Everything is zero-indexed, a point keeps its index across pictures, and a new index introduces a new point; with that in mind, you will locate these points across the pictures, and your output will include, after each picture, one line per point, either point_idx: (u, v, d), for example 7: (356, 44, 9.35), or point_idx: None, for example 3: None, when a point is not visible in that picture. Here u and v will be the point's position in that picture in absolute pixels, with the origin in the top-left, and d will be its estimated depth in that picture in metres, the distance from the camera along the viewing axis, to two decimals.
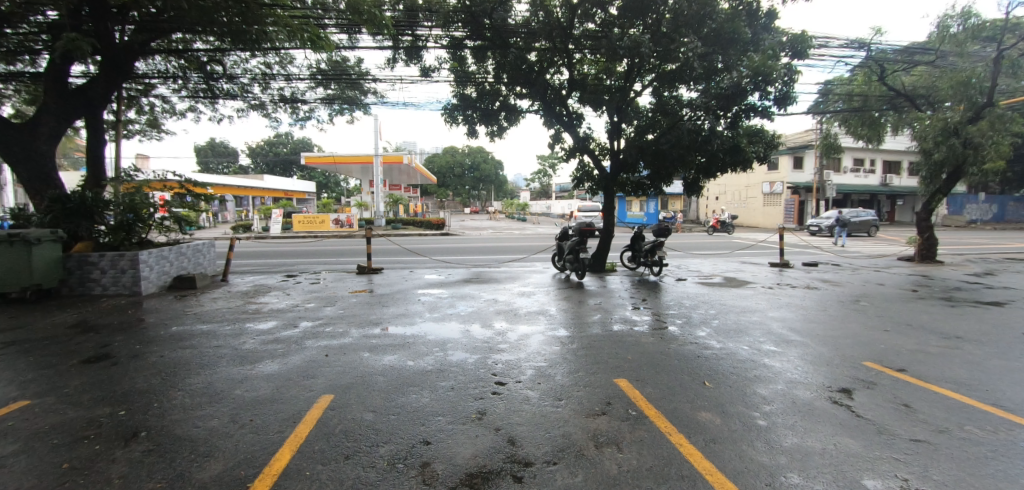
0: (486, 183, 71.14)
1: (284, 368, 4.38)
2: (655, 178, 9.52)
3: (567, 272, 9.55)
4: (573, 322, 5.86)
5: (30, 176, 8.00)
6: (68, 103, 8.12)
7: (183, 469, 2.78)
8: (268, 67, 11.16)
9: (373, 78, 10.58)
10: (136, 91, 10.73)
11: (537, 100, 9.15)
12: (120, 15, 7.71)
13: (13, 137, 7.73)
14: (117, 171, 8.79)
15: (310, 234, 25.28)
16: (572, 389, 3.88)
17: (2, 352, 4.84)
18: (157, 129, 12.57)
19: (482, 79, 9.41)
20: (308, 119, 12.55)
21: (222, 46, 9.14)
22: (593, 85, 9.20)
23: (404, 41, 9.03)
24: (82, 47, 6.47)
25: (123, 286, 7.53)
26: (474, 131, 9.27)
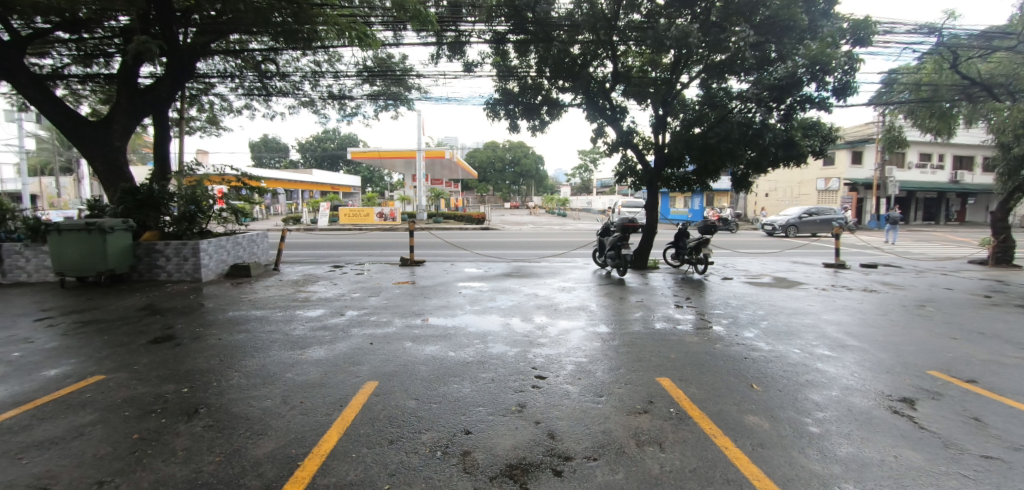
0: (524, 179, 70.99)
1: (332, 354, 4.54)
2: (701, 174, 9.25)
3: (608, 268, 9.41)
4: (613, 318, 5.76)
5: (104, 170, 8.66)
6: (139, 101, 8.73)
7: (239, 444, 2.94)
8: (318, 66, 11.59)
9: (417, 74, 10.75)
10: (197, 89, 11.42)
11: (580, 93, 9.00)
12: (184, 17, 8.19)
13: (90, 133, 8.39)
14: (181, 166, 9.39)
15: (356, 226, 26.13)
16: (613, 386, 3.82)
17: (82, 330, 5.29)
18: (215, 126, 13.32)
19: (524, 73, 9.32)
20: (354, 115, 12.97)
21: (275, 45, 9.55)
22: (638, 78, 8.94)
23: (448, 37, 9.15)
24: (151, 48, 6.95)
25: (186, 273, 8.04)
26: (516, 125, 9.24)
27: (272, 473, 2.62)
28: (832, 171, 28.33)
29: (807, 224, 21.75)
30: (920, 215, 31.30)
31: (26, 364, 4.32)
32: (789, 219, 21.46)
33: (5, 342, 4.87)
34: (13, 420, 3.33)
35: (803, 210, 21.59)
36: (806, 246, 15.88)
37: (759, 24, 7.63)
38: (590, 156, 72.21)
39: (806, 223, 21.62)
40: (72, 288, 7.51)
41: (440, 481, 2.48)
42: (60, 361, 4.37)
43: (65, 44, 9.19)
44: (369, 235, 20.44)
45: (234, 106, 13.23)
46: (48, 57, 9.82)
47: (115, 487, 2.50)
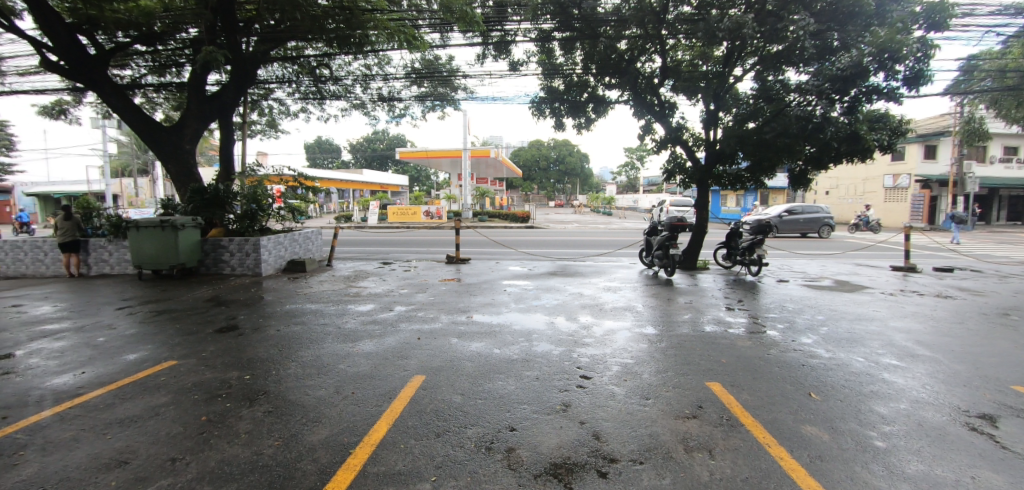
0: (570, 176, 70.28)
1: (381, 348, 4.69)
2: (756, 171, 8.82)
3: (655, 268, 9.18)
4: (661, 320, 5.61)
5: (176, 172, 9.36)
6: (206, 107, 9.34)
7: (296, 430, 3.10)
8: (369, 69, 12.01)
9: (462, 74, 10.89)
10: (258, 95, 12.12)
11: (627, 90, 8.84)
12: (246, 27, 8.69)
13: (165, 137, 9.09)
14: (243, 167, 9.99)
15: (403, 224, 26.94)
16: (660, 389, 3.72)
17: (157, 318, 5.76)
18: (274, 129, 14.08)
19: (570, 71, 9.25)
20: (403, 115, 13.33)
21: (329, 51, 9.98)
22: (688, 72, 8.69)
23: (494, 37, 9.22)
24: (217, 57, 7.42)
25: (248, 267, 8.55)
26: (561, 124, 9.19)
27: (326, 459, 2.74)
28: (901, 167, 26.31)
29: (791, 223, 20.20)
30: (1004, 215, 28.41)
31: (110, 348, 4.76)
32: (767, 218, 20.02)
33: (93, 328, 5.39)
34: (99, 398, 3.67)
35: (787, 209, 19.97)
36: (873, 248, 14.83)
37: (820, 12, 7.26)
38: (636, 153, 70.51)
39: (789, 223, 20.08)
40: (146, 281, 8.19)
41: (485, 476, 2.50)
42: (139, 346, 4.78)
43: (141, 56, 9.98)
44: (417, 233, 20.99)
45: (291, 109, 13.95)
46: (128, 69, 10.74)
47: (186, 465, 2.71)
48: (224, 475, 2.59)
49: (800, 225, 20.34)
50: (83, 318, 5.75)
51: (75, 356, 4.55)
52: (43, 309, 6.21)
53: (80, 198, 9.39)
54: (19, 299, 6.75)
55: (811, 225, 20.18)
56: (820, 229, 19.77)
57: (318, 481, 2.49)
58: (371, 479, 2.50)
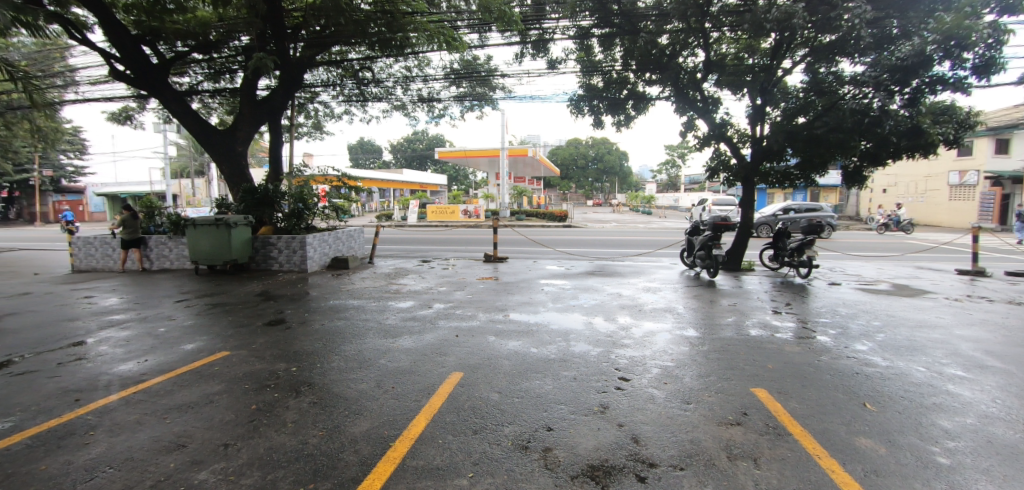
0: (607, 175, 69.27)
1: (420, 344, 4.77)
2: (806, 168, 8.47)
3: (698, 269, 8.94)
4: (703, 323, 5.44)
5: (230, 173, 9.88)
6: (258, 110, 9.77)
7: (340, 422, 3.20)
8: (409, 71, 12.30)
9: (501, 74, 10.93)
10: (305, 98, 12.62)
11: (668, 86, 8.63)
12: (293, 33, 9.07)
13: (219, 140, 9.59)
14: (291, 167, 10.45)
15: (442, 223, 27.46)
16: (702, 393, 3.61)
17: (211, 310, 6.10)
18: (319, 130, 14.65)
19: (609, 67, 9.11)
20: (442, 116, 13.57)
21: (371, 54, 10.26)
22: (733, 66, 8.53)
23: (532, 35, 9.24)
24: (266, 63, 7.76)
25: (295, 264, 8.92)
26: (601, 122, 9.07)
27: (367, 450, 2.81)
28: (968, 163, 24.45)
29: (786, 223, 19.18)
30: None
31: (170, 338, 5.08)
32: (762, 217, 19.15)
33: (154, 318, 5.76)
34: (160, 385, 3.92)
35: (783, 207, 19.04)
36: (938, 250, 13.83)
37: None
38: (673, 151, 68.64)
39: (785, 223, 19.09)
40: (200, 276, 8.68)
41: (521, 475, 2.50)
42: (195, 337, 5.07)
43: (198, 64, 10.60)
44: (456, 231, 21.32)
45: (335, 111, 14.46)
46: (186, 76, 11.42)
47: (237, 450, 2.85)
48: (272, 462, 2.71)
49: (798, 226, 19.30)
50: (146, 310, 6.16)
51: (139, 344, 4.88)
52: (111, 301, 6.70)
53: (143, 199, 10.08)
54: (90, 291, 7.32)
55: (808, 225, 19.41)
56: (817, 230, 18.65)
57: (360, 472, 2.56)
58: (410, 472, 2.55)
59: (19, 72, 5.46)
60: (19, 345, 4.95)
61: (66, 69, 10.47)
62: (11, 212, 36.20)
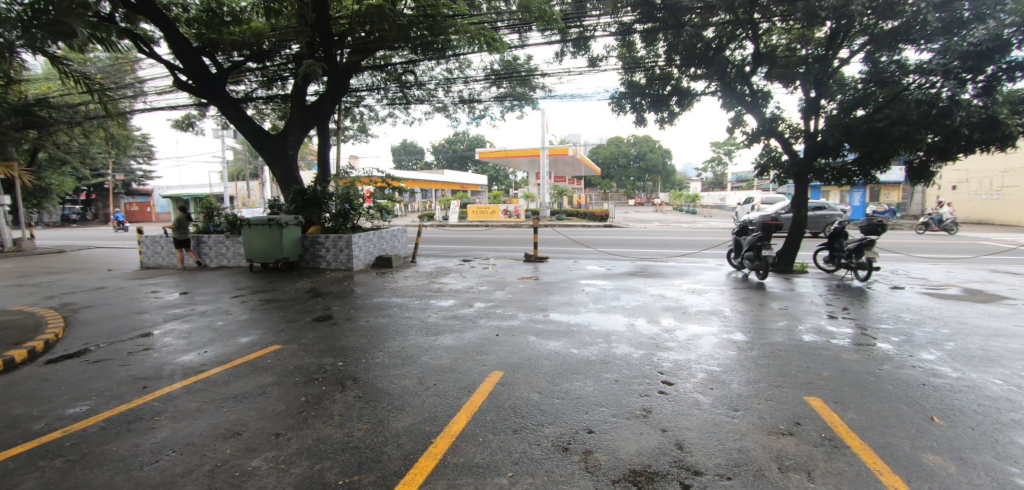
0: (650, 175, 67.64)
1: (461, 342, 4.84)
2: (865, 163, 7.97)
3: (746, 270, 8.63)
4: (751, 327, 5.22)
5: (282, 176, 10.37)
6: (307, 114, 10.21)
7: (383, 416, 3.29)
8: (450, 73, 12.53)
9: (541, 73, 10.88)
10: (351, 103, 13.10)
11: (714, 81, 8.36)
12: (341, 40, 9.43)
13: (272, 144, 10.09)
14: (337, 169, 10.83)
15: (482, 223, 27.81)
16: (751, 401, 3.44)
17: (264, 306, 6.42)
18: (364, 133, 15.16)
19: (652, 63, 8.94)
20: (482, 116, 13.73)
21: (414, 58, 10.51)
22: (785, 57, 8.16)
23: (573, 33, 9.17)
24: (315, 69, 8.08)
25: (341, 262, 9.26)
26: (643, 119, 8.90)
27: (409, 445, 2.87)
28: None
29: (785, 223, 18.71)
30: None
31: (227, 331, 5.39)
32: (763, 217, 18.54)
33: (213, 313, 6.14)
34: (217, 375, 4.16)
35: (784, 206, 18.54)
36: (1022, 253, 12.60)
37: None
38: (716, 149, 66.18)
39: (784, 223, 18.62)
40: (253, 273, 9.16)
41: (562, 477, 2.47)
42: (249, 331, 5.35)
43: (253, 72, 11.18)
44: (496, 231, 21.49)
45: (379, 114, 14.92)
46: (242, 84, 12.07)
47: (287, 440, 2.98)
48: (319, 452, 2.82)
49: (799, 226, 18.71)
50: (206, 304, 6.57)
51: (200, 337, 5.20)
52: (174, 295, 7.19)
53: (204, 201, 10.68)
54: (156, 287, 7.87)
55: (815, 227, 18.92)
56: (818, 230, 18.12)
57: (402, 466, 2.62)
58: (451, 469, 2.59)
59: (97, 86, 5.84)
60: (97, 334, 5.41)
61: (136, 81, 11.35)
62: (90, 213, 39.70)
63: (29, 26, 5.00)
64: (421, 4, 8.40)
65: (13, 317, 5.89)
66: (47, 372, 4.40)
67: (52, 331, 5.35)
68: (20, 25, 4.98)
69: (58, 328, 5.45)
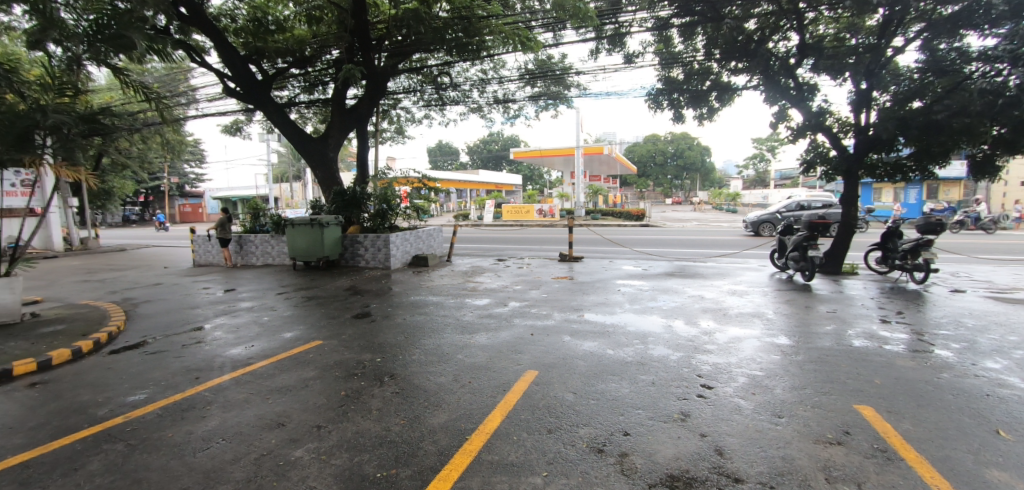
0: (688, 173, 65.77)
1: (496, 341, 4.87)
2: (922, 158, 7.51)
3: (790, 271, 8.29)
4: (797, 330, 5.02)
5: (323, 177, 10.73)
6: (346, 117, 10.53)
7: (419, 412, 3.36)
8: (484, 74, 12.64)
9: (576, 72, 10.80)
10: (388, 105, 13.42)
11: (757, 75, 8.06)
12: (378, 44, 9.66)
13: (314, 146, 10.45)
14: (376, 170, 11.10)
15: (517, 223, 27.97)
16: (797, 407, 3.28)
17: (306, 302, 6.67)
18: (400, 135, 15.50)
19: (691, 58, 8.73)
20: (517, 116, 13.76)
21: (450, 60, 10.67)
22: (833, 48, 7.77)
23: (608, 30, 9.04)
24: (354, 73, 8.30)
25: (380, 261, 9.51)
26: (681, 116, 8.66)
27: (445, 441, 2.92)
28: None
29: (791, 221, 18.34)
30: None
31: (271, 326, 5.63)
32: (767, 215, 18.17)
33: (259, 308, 6.44)
34: (263, 369, 4.35)
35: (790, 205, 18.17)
36: None
37: None
38: (758, 145, 63.55)
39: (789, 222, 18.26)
40: (295, 271, 9.53)
41: (597, 478, 2.45)
42: (292, 327, 5.57)
43: (297, 78, 11.63)
44: (532, 231, 21.49)
45: (415, 116, 15.20)
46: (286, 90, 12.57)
47: (328, 432, 3.09)
48: (358, 445, 2.90)
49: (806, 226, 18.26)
50: (252, 300, 6.89)
51: (247, 331, 5.47)
52: (223, 291, 7.58)
53: (250, 202, 11.26)
54: (206, 283, 8.31)
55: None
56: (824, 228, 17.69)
57: (438, 462, 2.67)
58: (485, 466, 2.62)
59: (153, 95, 6.23)
60: (154, 327, 5.78)
61: (188, 89, 12.04)
62: (148, 213, 42.48)
63: (94, 41, 5.48)
64: (456, 7, 8.61)
65: (81, 310, 6.38)
66: (110, 361, 4.74)
67: (115, 324, 5.77)
68: (86, 40, 5.46)
69: (120, 321, 5.86)
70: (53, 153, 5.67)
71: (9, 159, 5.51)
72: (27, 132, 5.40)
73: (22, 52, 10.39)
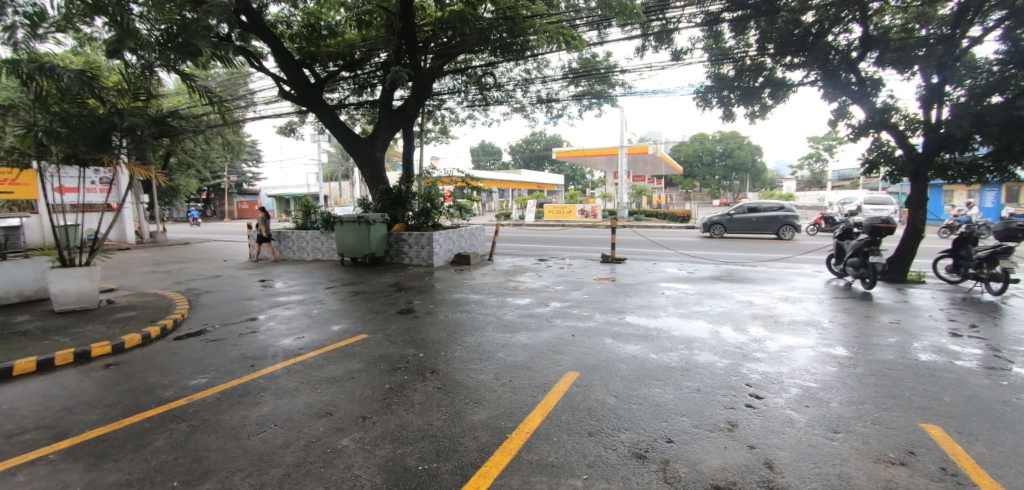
0: (737, 173, 62.82)
1: (536, 341, 4.89)
2: (1001, 157, 6.82)
3: (849, 278, 7.86)
4: (855, 341, 4.76)
5: (371, 176, 11.06)
6: (394, 118, 10.83)
7: (461, 408, 3.43)
8: (528, 74, 12.68)
9: (621, 69, 10.62)
10: (434, 105, 13.72)
11: (814, 70, 7.68)
12: (425, 47, 9.93)
13: (363, 146, 10.81)
14: (421, 170, 11.38)
15: (559, 223, 27.88)
16: (854, 423, 3.11)
17: (353, 297, 6.94)
18: (445, 135, 15.77)
19: (742, 54, 8.43)
20: (560, 116, 13.71)
21: (494, 60, 10.76)
22: (900, 40, 7.24)
23: (654, 27, 8.84)
24: (401, 75, 8.56)
25: (423, 258, 9.74)
26: (731, 114, 8.30)
27: (485, 439, 2.97)
28: None
29: (740, 222, 17.85)
30: None
31: (321, 319, 5.90)
32: (715, 216, 17.95)
33: (310, 301, 6.76)
34: (313, 359, 4.57)
35: (737, 205, 17.75)
36: None
37: None
38: (815, 145, 60.04)
39: (738, 222, 17.80)
40: (342, 266, 9.91)
41: (639, 485, 2.42)
42: (340, 320, 5.82)
43: (347, 81, 12.06)
44: (574, 231, 21.37)
45: (459, 116, 15.45)
46: (337, 93, 13.08)
47: (373, 423, 3.21)
48: (401, 438, 3.00)
49: (755, 227, 17.67)
50: (302, 294, 7.23)
51: (297, 323, 5.75)
52: (276, 284, 7.99)
53: (302, 200, 11.79)
54: (261, 276, 8.79)
55: (765, 225, 17.52)
56: (774, 228, 17.07)
57: (478, 458, 2.72)
58: (525, 465, 2.64)
59: (216, 99, 6.66)
60: (214, 316, 6.19)
61: (247, 92, 12.77)
62: (209, 210, 45.47)
63: (164, 49, 5.98)
64: (501, 7, 8.77)
65: (150, 298, 6.92)
66: (175, 347, 5.11)
67: (179, 312, 6.21)
68: (158, 49, 5.96)
69: (183, 309, 6.31)
70: (127, 153, 6.18)
71: (92, 158, 6.11)
72: (106, 133, 5.98)
73: (102, 59, 11.34)
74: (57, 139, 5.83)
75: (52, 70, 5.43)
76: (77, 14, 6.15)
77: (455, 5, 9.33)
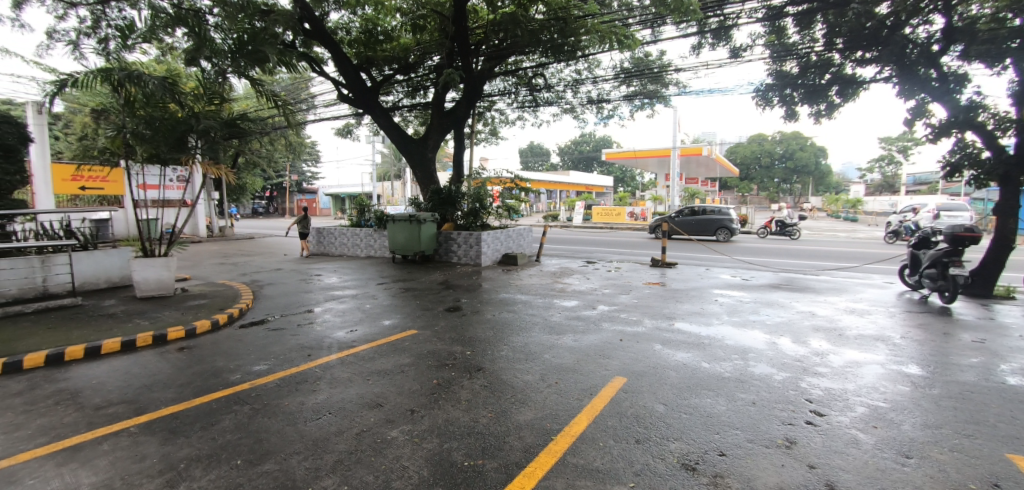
0: (797, 174, 59.28)
1: (583, 344, 4.89)
2: None
3: (925, 291, 7.27)
4: (931, 360, 4.41)
5: (422, 176, 11.37)
6: (445, 119, 11.06)
7: (508, 407, 3.49)
8: (578, 74, 12.58)
9: (676, 69, 10.31)
10: (484, 107, 13.89)
11: (889, 65, 7.14)
12: (476, 49, 10.10)
13: (415, 147, 11.11)
14: (470, 170, 11.56)
15: (607, 224, 27.47)
16: (927, 448, 2.90)
17: (403, 293, 7.20)
18: (494, 136, 15.95)
19: (807, 49, 8.00)
20: (611, 116, 13.50)
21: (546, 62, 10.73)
22: (989, 31, 6.57)
23: (712, 23, 8.55)
24: (454, 77, 8.75)
25: (471, 258, 9.93)
26: (794, 113, 7.86)
27: (531, 439, 3.01)
28: None
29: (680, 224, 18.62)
30: None
31: (372, 313, 6.17)
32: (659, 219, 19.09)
33: (363, 296, 7.07)
34: (365, 351, 4.79)
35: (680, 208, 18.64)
36: None
37: None
38: (887, 145, 55.53)
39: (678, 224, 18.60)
40: (393, 263, 10.28)
41: None
42: (391, 315, 6.06)
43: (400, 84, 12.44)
44: (623, 234, 21.00)
45: (509, 117, 15.55)
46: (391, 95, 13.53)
47: (421, 417, 3.33)
48: (449, 432, 3.10)
49: (695, 228, 18.29)
50: (356, 288, 7.57)
51: (351, 316, 6.05)
52: (333, 279, 8.41)
53: (358, 198, 12.30)
54: (319, 271, 9.27)
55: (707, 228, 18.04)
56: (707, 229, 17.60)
57: (524, 458, 2.77)
58: (571, 469, 2.66)
59: (280, 102, 7.03)
60: (275, 307, 6.61)
61: (308, 96, 13.51)
62: (271, 206, 48.46)
63: (235, 56, 6.37)
64: (553, 8, 8.79)
65: (218, 288, 7.49)
66: (241, 334, 5.49)
67: (244, 301, 6.67)
68: (230, 55, 6.35)
69: (248, 299, 6.77)
70: (201, 154, 6.69)
71: (172, 157, 6.71)
72: (183, 134, 6.50)
73: (180, 67, 12.28)
74: (142, 141, 6.43)
75: (139, 77, 5.87)
76: (161, 26, 6.69)
77: (507, 6, 9.42)
